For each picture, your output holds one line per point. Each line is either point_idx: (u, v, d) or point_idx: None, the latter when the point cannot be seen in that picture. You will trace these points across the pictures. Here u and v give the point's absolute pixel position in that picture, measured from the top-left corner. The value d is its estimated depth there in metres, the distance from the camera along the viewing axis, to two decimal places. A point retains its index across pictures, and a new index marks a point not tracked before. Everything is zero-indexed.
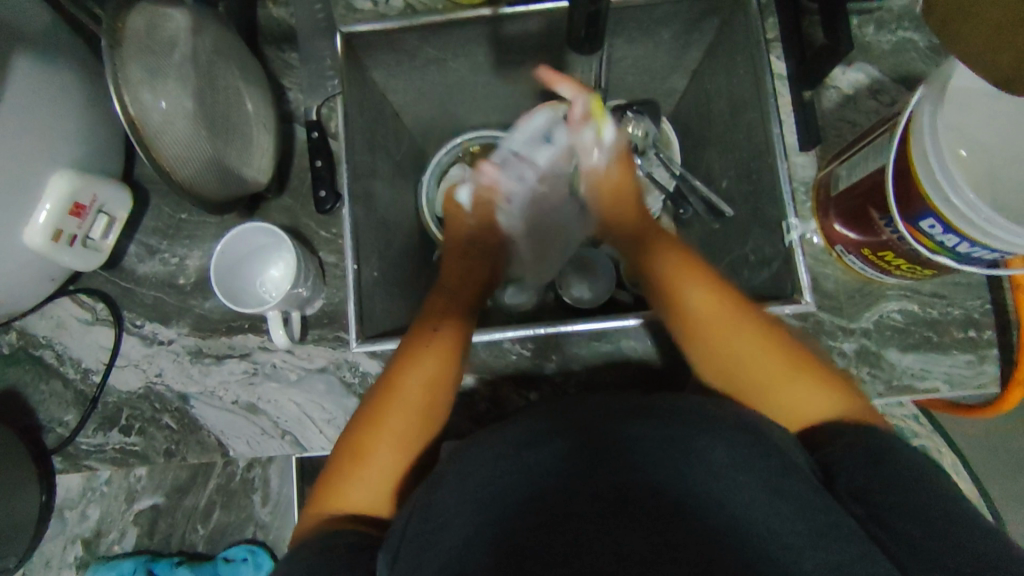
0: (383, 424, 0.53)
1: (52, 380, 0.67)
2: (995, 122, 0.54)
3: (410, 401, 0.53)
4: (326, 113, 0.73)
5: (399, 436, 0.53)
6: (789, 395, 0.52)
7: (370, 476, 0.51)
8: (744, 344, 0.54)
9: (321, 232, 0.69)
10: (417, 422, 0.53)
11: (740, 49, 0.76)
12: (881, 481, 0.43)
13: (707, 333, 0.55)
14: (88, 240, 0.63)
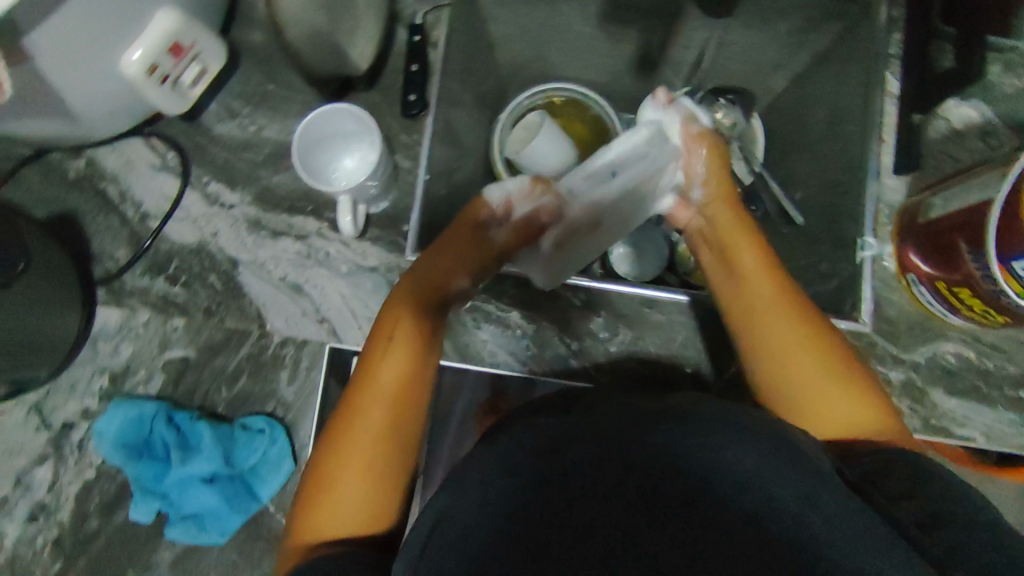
0: (350, 435, 0.50)
1: (110, 214, 0.67)
2: None
3: (379, 411, 0.51)
4: (431, 21, 0.71)
5: (373, 447, 0.50)
6: (824, 404, 0.52)
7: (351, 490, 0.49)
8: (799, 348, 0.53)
9: (402, 136, 0.68)
10: (381, 430, 0.50)
11: (855, 59, 0.74)
12: (901, 492, 0.42)
13: (767, 331, 0.54)
14: (177, 84, 0.61)
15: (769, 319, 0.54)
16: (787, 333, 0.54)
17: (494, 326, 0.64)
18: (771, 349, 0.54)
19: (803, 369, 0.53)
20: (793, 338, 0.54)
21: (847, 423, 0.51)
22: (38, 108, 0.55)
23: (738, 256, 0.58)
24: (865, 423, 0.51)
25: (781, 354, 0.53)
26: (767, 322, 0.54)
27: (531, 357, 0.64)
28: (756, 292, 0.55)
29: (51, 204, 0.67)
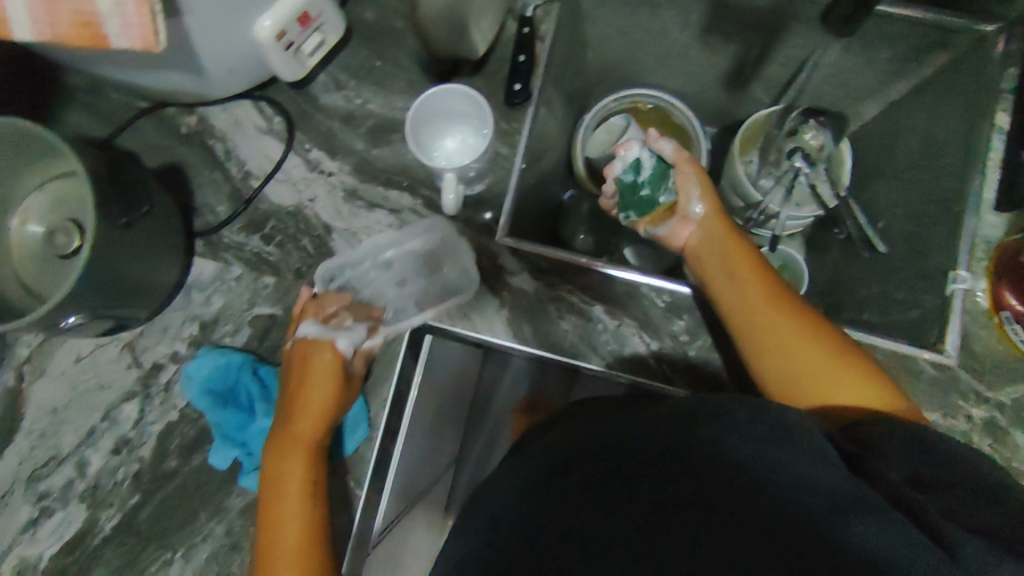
0: (280, 491, 0.56)
1: (214, 171, 0.70)
2: None
3: (292, 483, 0.57)
4: (540, 14, 0.72)
5: (298, 505, 0.56)
6: (823, 385, 0.50)
7: (290, 521, 0.55)
8: (787, 335, 0.53)
9: (501, 123, 0.70)
10: (302, 490, 0.57)
11: (959, 91, 0.73)
12: (884, 454, 0.39)
13: (760, 328, 0.54)
14: (298, 52, 0.64)
15: (761, 315, 0.54)
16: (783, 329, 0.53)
17: (576, 317, 0.64)
18: (768, 345, 0.53)
19: (804, 359, 0.52)
20: (791, 333, 0.53)
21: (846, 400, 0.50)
22: (175, 60, 0.58)
23: (728, 263, 0.58)
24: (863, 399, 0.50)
25: (772, 345, 0.53)
26: (762, 321, 0.54)
27: (610, 353, 0.64)
28: (750, 308, 0.55)
29: (161, 156, 0.70)
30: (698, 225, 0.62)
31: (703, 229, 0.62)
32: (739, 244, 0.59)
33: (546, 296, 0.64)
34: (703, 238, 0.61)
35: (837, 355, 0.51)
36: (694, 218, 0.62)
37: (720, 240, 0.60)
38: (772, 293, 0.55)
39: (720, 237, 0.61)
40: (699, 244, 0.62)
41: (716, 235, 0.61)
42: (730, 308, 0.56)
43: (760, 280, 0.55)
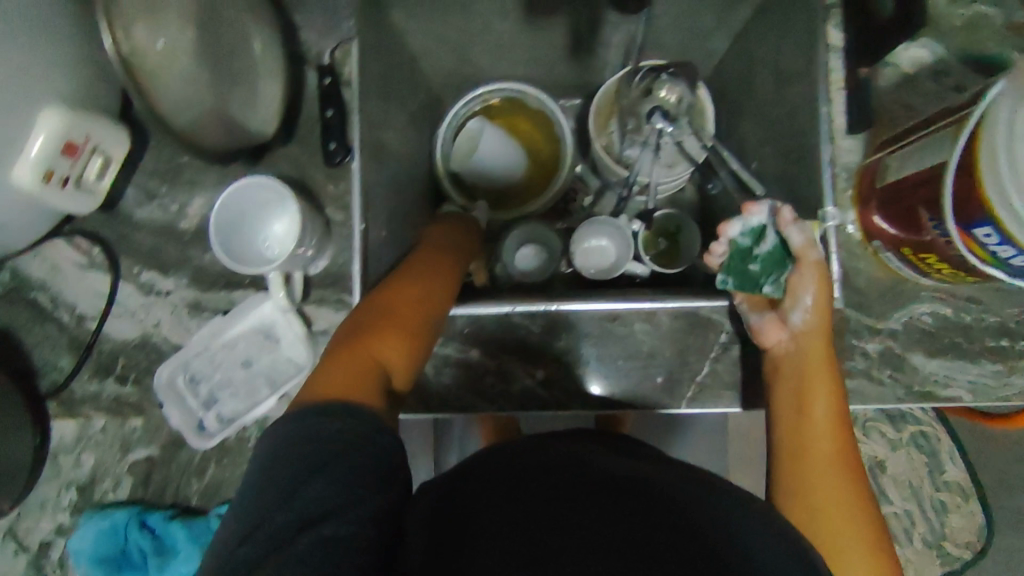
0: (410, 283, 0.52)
1: (46, 324, 0.64)
2: None
3: (424, 308, 0.51)
4: (340, 57, 0.64)
5: (431, 308, 0.51)
6: (836, 544, 0.50)
7: (394, 344, 0.47)
8: (827, 472, 0.54)
9: (329, 186, 0.64)
10: (416, 324, 0.50)
11: (795, 11, 0.66)
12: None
13: (812, 475, 0.54)
14: (82, 182, 0.58)
15: (818, 458, 0.55)
16: (836, 491, 0.53)
17: (456, 368, 0.62)
18: (813, 495, 0.53)
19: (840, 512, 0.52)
20: (835, 483, 0.53)
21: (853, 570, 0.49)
22: None
23: (806, 385, 0.58)
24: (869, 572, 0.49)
25: (815, 499, 0.52)
26: (816, 465, 0.54)
27: (498, 394, 0.62)
28: (808, 444, 0.56)
29: None
30: (793, 335, 0.60)
31: (799, 341, 0.59)
32: (829, 379, 0.58)
33: None
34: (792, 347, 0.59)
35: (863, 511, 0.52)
36: (791, 329, 0.60)
37: (796, 365, 0.59)
38: (838, 427, 0.57)
39: (801, 369, 0.58)
40: (787, 356, 0.59)
41: (809, 355, 0.59)
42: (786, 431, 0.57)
43: (837, 413, 0.57)
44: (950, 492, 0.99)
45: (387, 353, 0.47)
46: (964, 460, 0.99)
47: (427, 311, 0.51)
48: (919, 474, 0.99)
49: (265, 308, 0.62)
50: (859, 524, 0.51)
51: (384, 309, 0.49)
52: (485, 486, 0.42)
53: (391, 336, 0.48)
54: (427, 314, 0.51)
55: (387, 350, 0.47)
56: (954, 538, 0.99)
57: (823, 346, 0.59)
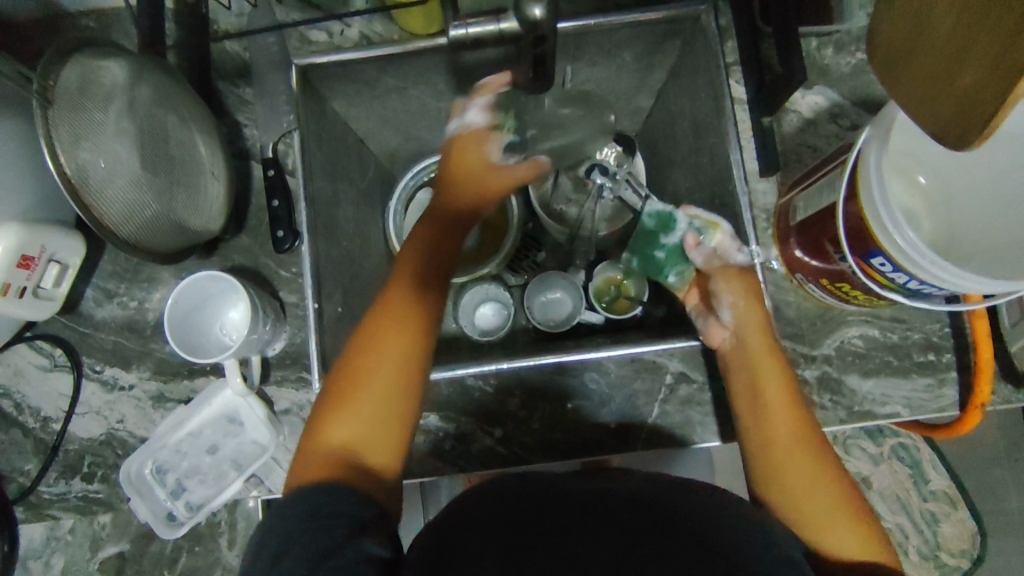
0: (378, 351, 0.54)
1: (11, 429, 0.66)
2: (964, 171, 0.56)
3: (386, 370, 0.53)
4: (282, 150, 0.70)
5: (395, 364, 0.53)
6: (827, 529, 0.50)
7: (359, 424, 0.51)
8: (795, 466, 0.52)
9: (281, 272, 0.68)
10: (387, 390, 0.52)
11: (700, 71, 0.72)
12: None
13: (782, 469, 0.53)
14: (40, 290, 0.61)
15: (783, 444, 0.54)
16: (810, 476, 0.52)
17: (416, 435, 0.65)
18: (786, 482, 0.52)
19: (814, 496, 0.51)
20: (811, 475, 0.52)
21: (847, 549, 0.49)
22: None
23: (756, 378, 0.57)
24: (863, 550, 0.49)
25: (791, 483, 0.52)
26: (789, 460, 0.53)
27: (457, 454, 0.65)
28: (774, 444, 0.54)
29: None
30: (732, 331, 0.60)
31: (743, 340, 0.59)
32: (775, 365, 0.57)
33: None
34: (734, 346, 0.59)
35: (836, 498, 0.51)
36: (727, 326, 0.60)
37: (744, 368, 0.58)
38: (799, 414, 0.55)
39: (745, 371, 0.58)
40: (733, 352, 0.59)
41: (751, 349, 0.58)
42: (749, 436, 0.55)
43: (793, 396, 0.56)
44: (936, 501, 0.99)
45: (344, 433, 0.51)
46: (944, 468, 1.00)
47: (394, 372, 0.53)
48: (904, 486, 1.00)
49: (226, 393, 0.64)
50: (837, 505, 0.51)
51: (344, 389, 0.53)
52: (477, 529, 0.42)
53: (350, 414, 0.52)
54: (394, 374, 0.53)
55: (350, 430, 0.51)
56: (949, 549, 0.99)
57: (763, 335, 0.58)
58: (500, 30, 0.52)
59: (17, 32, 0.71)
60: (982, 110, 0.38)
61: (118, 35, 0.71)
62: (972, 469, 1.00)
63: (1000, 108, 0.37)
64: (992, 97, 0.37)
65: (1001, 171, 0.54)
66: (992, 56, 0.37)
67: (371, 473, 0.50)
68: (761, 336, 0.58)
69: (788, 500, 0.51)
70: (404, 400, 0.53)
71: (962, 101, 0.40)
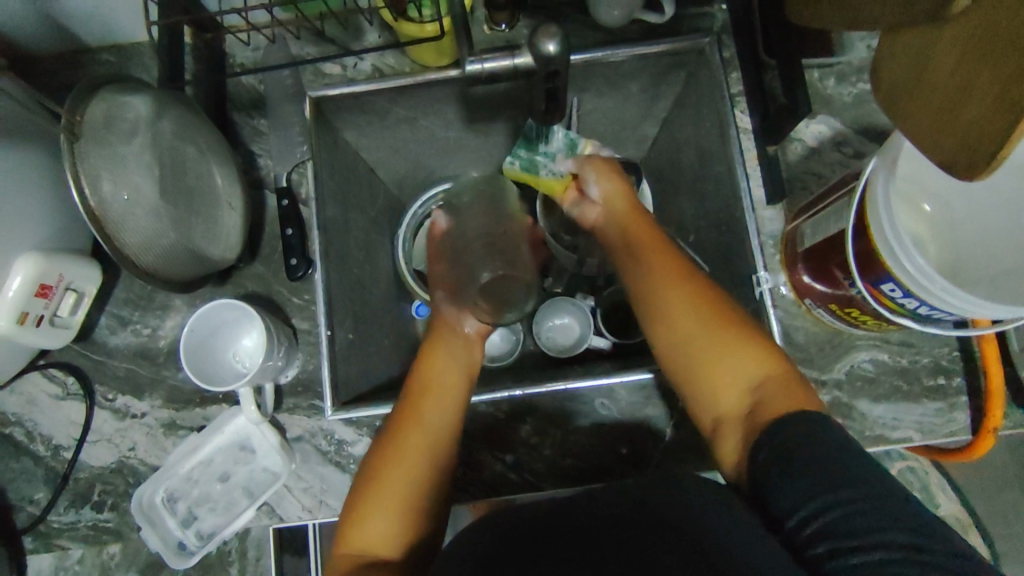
0: (404, 449, 0.54)
1: (22, 458, 0.66)
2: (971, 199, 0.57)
3: (412, 466, 0.53)
4: (296, 179, 0.71)
5: (421, 458, 0.54)
6: (722, 370, 0.50)
7: (384, 521, 0.51)
8: (680, 313, 0.53)
9: (294, 299, 0.69)
10: (410, 483, 0.52)
11: (705, 101, 0.73)
12: (786, 489, 0.41)
13: (661, 313, 0.54)
14: (56, 318, 0.61)
15: (663, 299, 0.54)
16: (695, 321, 0.52)
17: None
18: (668, 332, 0.53)
19: (694, 331, 0.52)
20: (704, 328, 0.52)
21: (740, 381, 0.49)
22: None
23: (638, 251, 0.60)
24: (757, 373, 0.49)
25: (677, 332, 0.53)
26: (677, 320, 0.53)
27: (470, 481, 0.65)
28: (668, 315, 0.53)
29: None
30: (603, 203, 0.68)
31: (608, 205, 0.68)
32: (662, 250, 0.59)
33: None
34: (605, 215, 0.68)
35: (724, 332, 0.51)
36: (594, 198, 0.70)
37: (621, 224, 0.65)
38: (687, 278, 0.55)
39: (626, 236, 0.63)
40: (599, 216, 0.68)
41: (617, 211, 0.67)
42: (646, 308, 0.55)
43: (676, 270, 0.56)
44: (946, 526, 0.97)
45: (371, 529, 0.51)
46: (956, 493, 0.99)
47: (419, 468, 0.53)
48: None
49: (239, 420, 0.64)
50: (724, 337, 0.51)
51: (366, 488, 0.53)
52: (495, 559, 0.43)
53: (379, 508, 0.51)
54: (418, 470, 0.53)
55: (376, 528, 0.51)
56: None
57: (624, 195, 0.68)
58: (514, 64, 0.54)
59: (38, 65, 0.73)
60: (984, 145, 0.40)
61: (137, 68, 0.73)
62: (985, 495, 0.99)
63: (1004, 143, 0.38)
64: (993, 132, 0.39)
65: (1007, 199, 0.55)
66: (994, 93, 0.38)
67: (393, 568, 0.50)
68: (620, 196, 0.68)
69: (684, 357, 0.52)
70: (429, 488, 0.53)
71: (964, 135, 0.41)
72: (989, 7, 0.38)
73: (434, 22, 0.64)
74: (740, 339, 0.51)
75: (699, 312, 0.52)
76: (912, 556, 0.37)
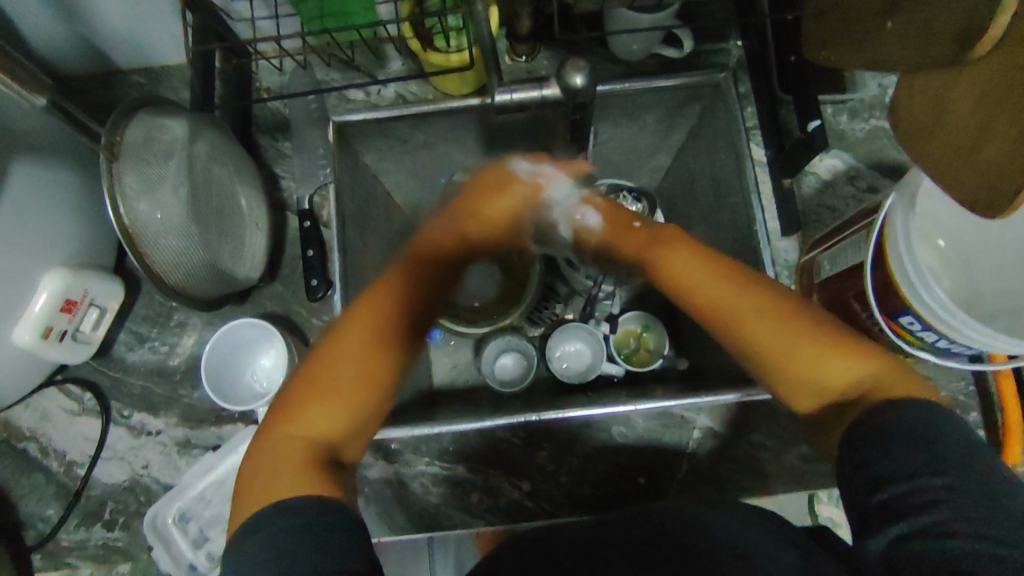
0: (350, 336, 0.47)
1: (34, 474, 0.65)
2: (986, 234, 0.58)
3: (367, 343, 0.47)
4: (318, 202, 0.72)
5: (369, 346, 0.47)
6: (819, 368, 0.46)
7: (333, 414, 0.45)
8: (750, 312, 0.48)
9: (313, 319, 0.69)
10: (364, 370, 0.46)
11: (720, 134, 0.75)
12: (884, 462, 0.38)
13: (719, 307, 0.49)
14: (78, 334, 0.62)
15: (716, 297, 0.49)
16: (768, 323, 0.48)
17: (443, 487, 0.65)
18: (732, 324, 0.49)
19: (769, 334, 0.48)
20: (791, 338, 0.47)
21: (836, 378, 0.46)
22: None
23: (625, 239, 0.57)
24: (864, 375, 0.45)
25: (750, 331, 0.48)
26: (760, 332, 0.48)
27: (485, 507, 0.65)
28: (748, 328, 0.48)
29: None
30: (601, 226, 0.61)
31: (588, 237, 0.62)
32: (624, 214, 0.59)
33: (408, 476, 0.65)
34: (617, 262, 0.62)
35: (810, 334, 0.47)
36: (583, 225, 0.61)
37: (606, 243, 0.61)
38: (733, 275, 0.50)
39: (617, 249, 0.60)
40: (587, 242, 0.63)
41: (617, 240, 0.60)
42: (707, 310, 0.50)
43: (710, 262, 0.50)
44: None
45: (314, 426, 0.45)
46: None
47: (373, 359, 0.47)
48: None
49: (255, 439, 0.64)
50: (812, 338, 0.47)
51: (313, 380, 0.46)
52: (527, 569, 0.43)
53: (317, 405, 0.45)
54: (375, 361, 0.47)
55: (321, 418, 0.45)
56: None
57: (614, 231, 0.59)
58: (542, 96, 0.55)
59: (71, 86, 0.75)
60: (1003, 185, 0.41)
61: (166, 91, 0.75)
62: None
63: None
64: (1014, 172, 0.40)
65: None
66: (1016, 135, 0.40)
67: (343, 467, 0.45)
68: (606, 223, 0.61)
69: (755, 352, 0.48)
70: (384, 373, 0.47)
71: (982, 173, 0.42)
72: (1015, 52, 0.39)
73: (460, 53, 0.66)
74: (834, 337, 0.47)
75: (756, 313, 0.48)
76: (994, 551, 0.33)
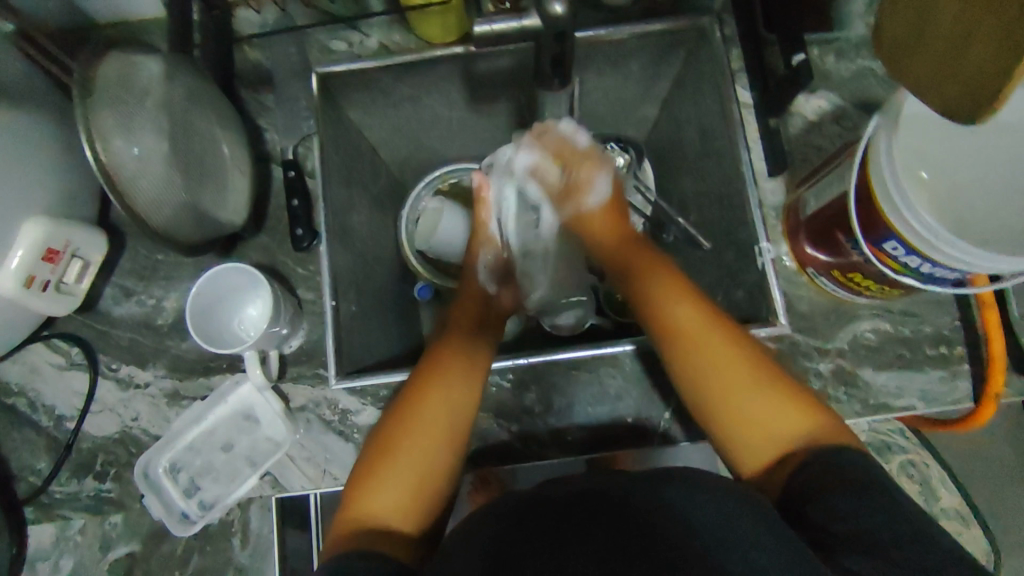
0: (416, 416, 0.57)
1: (24, 428, 0.66)
2: (971, 159, 0.58)
3: (434, 419, 0.57)
4: (301, 153, 0.71)
5: (436, 422, 0.57)
6: (761, 425, 0.54)
7: (396, 488, 0.54)
8: (729, 363, 0.56)
9: (299, 270, 0.69)
10: (430, 444, 0.56)
11: (705, 78, 0.74)
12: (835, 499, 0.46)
13: (699, 348, 0.57)
14: (62, 285, 0.62)
15: (701, 341, 0.57)
16: (741, 371, 0.56)
17: None
18: (715, 372, 0.56)
19: (739, 381, 0.55)
20: (748, 391, 0.55)
21: (783, 439, 0.53)
22: None
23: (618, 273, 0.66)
24: (804, 431, 0.54)
25: (729, 381, 0.55)
26: (733, 379, 0.55)
27: (476, 451, 0.65)
28: (714, 362, 0.56)
29: None
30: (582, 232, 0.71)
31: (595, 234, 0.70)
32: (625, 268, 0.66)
33: None
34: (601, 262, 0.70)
35: (776, 389, 0.55)
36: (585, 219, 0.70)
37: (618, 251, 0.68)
38: (714, 323, 0.58)
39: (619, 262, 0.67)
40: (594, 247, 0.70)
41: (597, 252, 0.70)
42: (672, 358, 0.58)
43: (701, 312, 0.58)
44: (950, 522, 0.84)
45: (379, 504, 0.54)
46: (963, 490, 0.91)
47: (434, 436, 0.56)
48: None
49: (243, 387, 0.64)
50: (777, 399, 0.54)
51: (383, 454, 0.56)
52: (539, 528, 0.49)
53: (383, 483, 0.54)
54: (435, 439, 0.56)
55: (385, 498, 0.54)
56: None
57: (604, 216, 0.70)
58: (522, 26, 0.54)
59: None
60: (994, 84, 0.41)
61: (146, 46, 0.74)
62: None
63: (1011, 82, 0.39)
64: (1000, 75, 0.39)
65: (1016, 161, 0.55)
66: (999, 36, 0.40)
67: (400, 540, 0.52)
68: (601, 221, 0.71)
69: (726, 409, 0.55)
70: (446, 446, 0.57)
71: (969, 78, 0.42)
72: None
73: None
74: (788, 397, 0.55)
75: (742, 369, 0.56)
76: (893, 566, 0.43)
